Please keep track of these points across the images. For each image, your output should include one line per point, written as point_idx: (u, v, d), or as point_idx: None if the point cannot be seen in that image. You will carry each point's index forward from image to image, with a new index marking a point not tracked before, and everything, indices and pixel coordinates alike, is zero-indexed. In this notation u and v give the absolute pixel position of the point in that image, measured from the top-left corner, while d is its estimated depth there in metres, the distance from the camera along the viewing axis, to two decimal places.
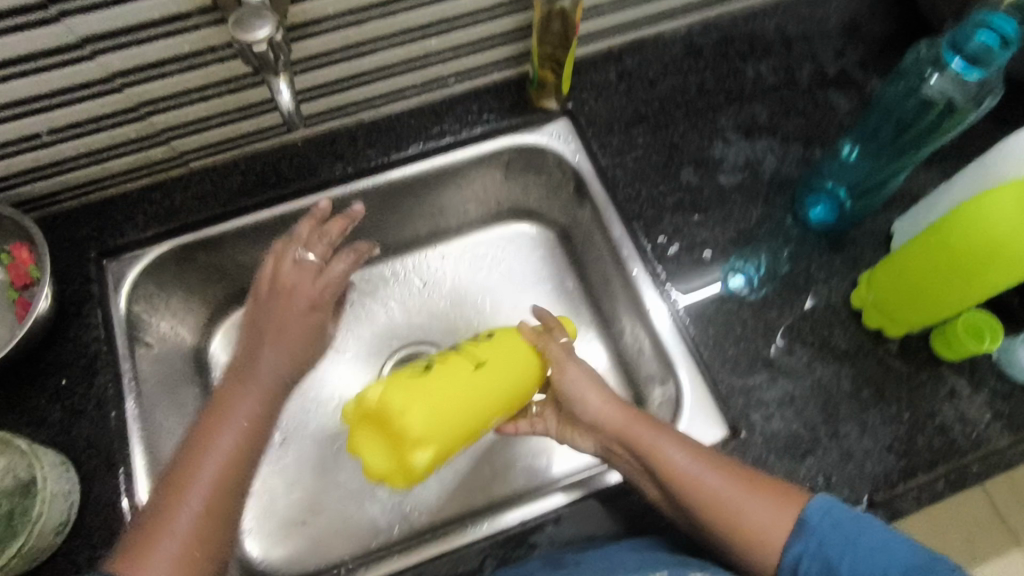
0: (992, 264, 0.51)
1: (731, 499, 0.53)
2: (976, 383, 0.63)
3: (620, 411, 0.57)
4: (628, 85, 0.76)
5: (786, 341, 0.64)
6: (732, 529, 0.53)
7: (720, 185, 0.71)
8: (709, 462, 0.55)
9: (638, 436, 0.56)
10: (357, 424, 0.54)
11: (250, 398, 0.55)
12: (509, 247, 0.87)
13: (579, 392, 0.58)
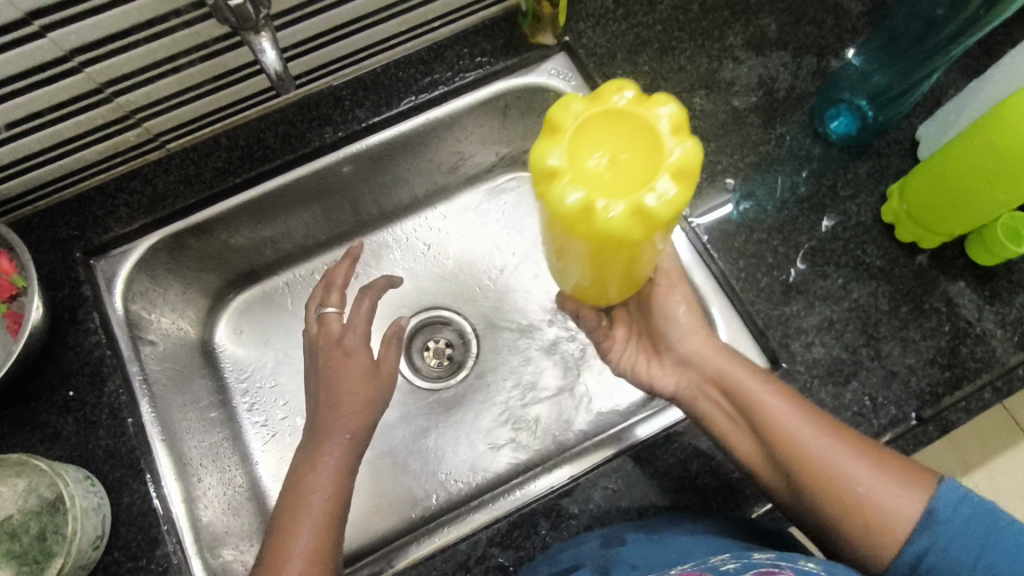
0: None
1: (845, 471, 0.51)
2: (1018, 285, 0.60)
3: (718, 349, 0.57)
4: (627, 9, 0.70)
5: (819, 265, 0.61)
6: (834, 499, 0.51)
7: (735, 107, 0.67)
8: (831, 433, 0.52)
9: (732, 374, 0.56)
10: (574, 140, 0.40)
11: (346, 430, 0.59)
12: (515, 198, 0.84)
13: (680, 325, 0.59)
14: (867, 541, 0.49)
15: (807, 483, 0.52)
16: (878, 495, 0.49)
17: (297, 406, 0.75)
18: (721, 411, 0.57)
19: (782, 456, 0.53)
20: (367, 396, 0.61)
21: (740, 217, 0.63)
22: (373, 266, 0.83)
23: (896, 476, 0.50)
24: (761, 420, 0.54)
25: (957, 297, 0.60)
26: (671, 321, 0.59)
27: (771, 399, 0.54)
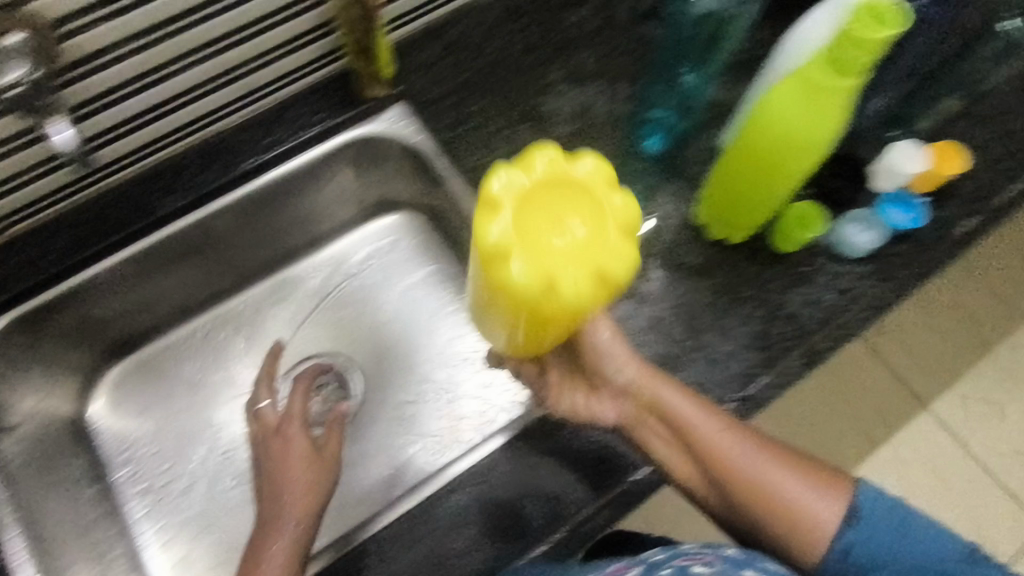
0: (798, 149, 0.54)
1: (778, 483, 0.54)
2: (817, 267, 0.67)
3: (656, 377, 0.57)
4: (455, 57, 0.76)
5: (641, 269, 0.67)
6: (772, 511, 0.54)
7: (557, 136, 0.72)
8: (766, 452, 0.56)
9: (671, 405, 0.56)
10: (521, 219, 0.40)
11: (289, 516, 0.60)
12: (384, 241, 0.88)
13: (614, 361, 0.56)
14: (795, 545, 0.53)
15: (739, 495, 0.55)
16: (801, 500, 0.54)
17: (179, 470, 0.77)
18: (656, 434, 0.58)
19: (725, 477, 0.55)
20: (308, 479, 0.63)
21: None
22: (252, 322, 0.85)
23: (811, 478, 0.55)
24: (699, 442, 0.55)
25: (766, 283, 0.66)
26: (609, 352, 0.56)
27: (707, 423, 0.56)
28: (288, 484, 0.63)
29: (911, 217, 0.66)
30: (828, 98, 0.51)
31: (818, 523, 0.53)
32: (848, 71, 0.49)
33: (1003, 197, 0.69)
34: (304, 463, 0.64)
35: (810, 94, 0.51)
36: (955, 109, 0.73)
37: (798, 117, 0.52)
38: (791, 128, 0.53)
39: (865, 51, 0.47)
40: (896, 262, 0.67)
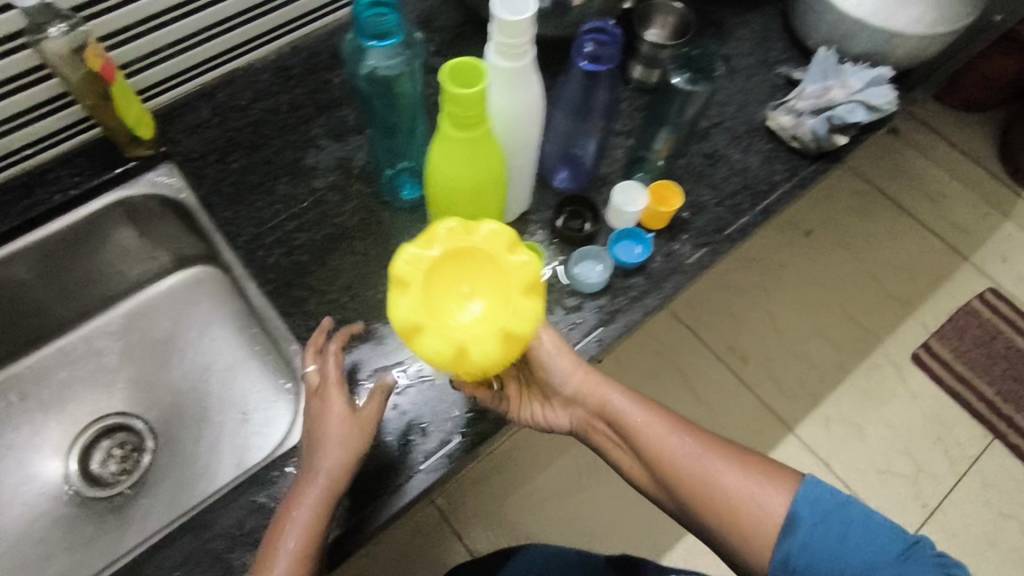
0: (480, 191, 0.61)
1: (712, 481, 0.57)
2: (553, 304, 0.69)
3: (603, 382, 0.62)
4: (222, 117, 0.79)
5: (383, 315, 0.68)
6: (707, 508, 0.57)
7: (315, 188, 0.75)
8: (712, 450, 0.59)
9: (617, 408, 0.61)
10: (451, 270, 0.49)
11: (327, 467, 0.55)
12: (188, 293, 0.90)
13: (551, 362, 0.61)
14: (737, 543, 0.56)
15: (682, 490, 0.58)
16: (742, 494, 0.56)
17: None
18: (608, 439, 0.64)
19: (665, 476, 0.59)
20: (357, 432, 0.57)
21: (311, 283, 0.69)
22: (43, 384, 0.86)
23: (756, 474, 0.57)
24: (643, 443, 0.60)
25: None
26: (556, 358, 0.60)
27: (649, 421, 0.60)
28: (341, 449, 0.56)
29: (640, 248, 0.71)
30: (475, 149, 0.58)
31: (756, 520, 0.55)
32: (473, 128, 0.56)
33: (732, 230, 0.74)
34: (344, 421, 0.57)
35: (461, 152, 0.58)
36: (690, 153, 0.79)
37: (461, 169, 0.59)
38: (462, 179, 0.60)
39: (472, 111, 0.54)
40: (630, 294, 0.69)
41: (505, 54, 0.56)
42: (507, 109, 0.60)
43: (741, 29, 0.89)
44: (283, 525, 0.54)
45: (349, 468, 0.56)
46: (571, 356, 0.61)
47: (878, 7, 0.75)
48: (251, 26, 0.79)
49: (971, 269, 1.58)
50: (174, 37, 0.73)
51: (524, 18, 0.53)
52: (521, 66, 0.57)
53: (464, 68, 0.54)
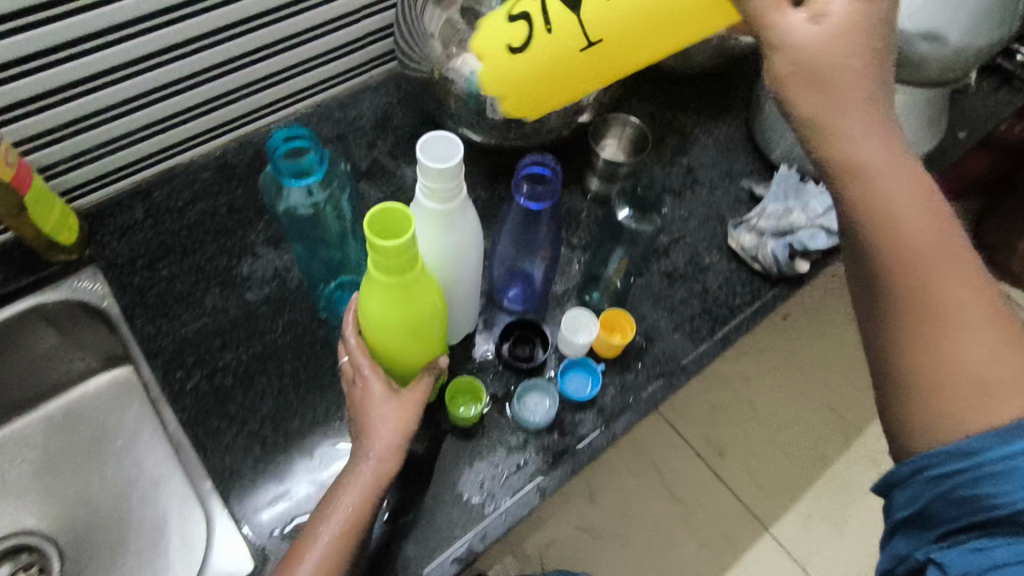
0: (419, 328, 0.57)
1: (955, 338, 0.39)
2: (494, 442, 0.65)
3: (862, 84, 0.38)
4: (155, 219, 0.75)
5: (308, 449, 0.63)
6: (928, 370, 0.39)
7: (247, 301, 0.70)
8: (978, 304, 0.39)
9: (892, 185, 0.38)
10: (534, 66, 0.53)
11: (373, 451, 0.57)
12: (109, 398, 0.83)
13: (831, 122, 0.38)
14: (902, 358, 0.40)
15: (871, 277, 0.40)
16: (974, 352, 0.39)
17: None
18: (875, 207, 0.39)
19: (896, 303, 0.40)
20: (402, 416, 0.58)
21: (234, 412, 0.64)
22: None
23: (1005, 339, 0.39)
24: (862, 179, 0.38)
25: (440, 461, 0.63)
26: (839, 107, 0.38)
27: (912, 207, 0.38)
28: (381, 436, 0.57)
29: (591, 381, 0.67)
30: (406, 292, 0.53)
31: (958, 365, 0.39)
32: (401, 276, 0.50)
33: (687, 360, 0.70)
34: (390, 405, 0.58)
35: (390, 298, 0.53)
36: (650, 271, 0.76)
37: (395, 319, 0.54)
38: (395, 323, 0.55)
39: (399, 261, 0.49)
40: (578, 432, 0.66)
41: (435, 198, 0.55)
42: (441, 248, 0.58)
43: (706, 137, 0.87)
44: (331, 505, 0.55)
45: (397, 451, 0.57)
46: (840, 95, 0.38)
47: None
48: (193, 124, 0.75)
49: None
50: (107, 137, 0.69)
51: (456, 166, 0.52)
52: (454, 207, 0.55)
53: (390, 215, 0.49)
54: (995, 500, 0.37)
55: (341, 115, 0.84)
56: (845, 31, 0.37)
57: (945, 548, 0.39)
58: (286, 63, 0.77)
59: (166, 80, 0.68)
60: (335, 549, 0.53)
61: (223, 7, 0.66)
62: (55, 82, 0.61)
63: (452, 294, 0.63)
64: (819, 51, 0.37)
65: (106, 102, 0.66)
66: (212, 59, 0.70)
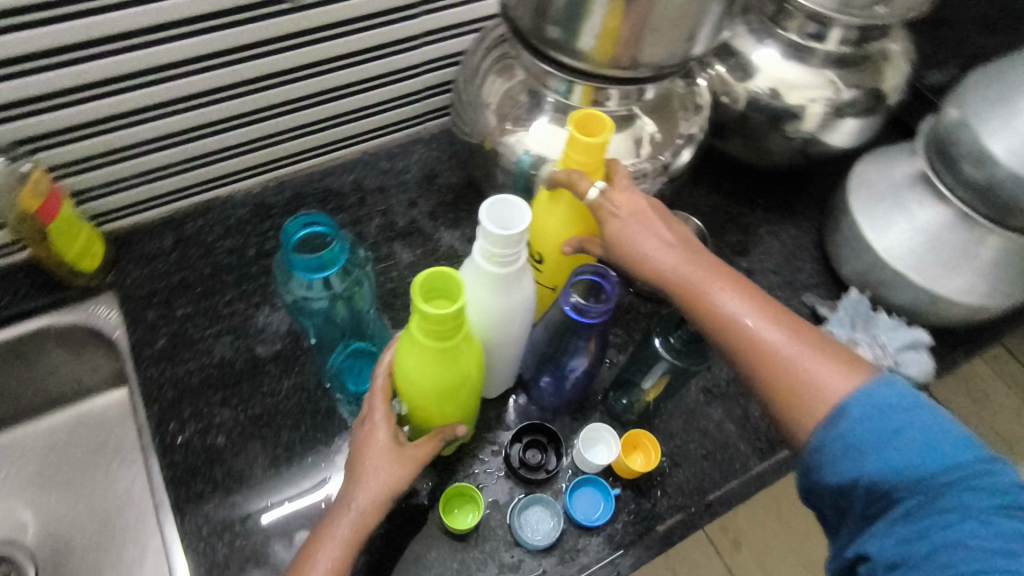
0: (454, 393, 0.52)
1: (798, 366, 0.47)
2: (487, 557, 0.58)
3: (647, 221, 0.54)
4: (182, 252, 0.73)
5: (287, 530, 0.58)
6: (794, 405, 0.46)
7: (257, 355, 0.67)
8: (799, 336, 0.48)
9: (710, 290, 0.51)
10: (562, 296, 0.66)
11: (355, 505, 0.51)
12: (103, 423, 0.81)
13: (632, 238, 0.54)
14: (779, 405, 0.47)
15: (727, 352, 0.50)
16: (809, 370, 0.46)
17: None
18: (696, 305, 0.51)
19: (747, 364, 0.48)
20: (399, 469, 0.52)
21: (218, 477, 0.61)
22: None
23: (828, 356, 0.47)
24: (680, 295, 0.52)
25: (426, 569, 0.57)
26: (636, 236, 0.54)
27: (694, 273, 0.52)
28: (372, 483, 0.51)
29: (603, 504, 0.60)
30: (446, 357, 0.48)
31: (799, 381, 0.46)
32: (443, 340, 0.46)
33: (716, 495, 0.63)
34: (382, 458, 0.52)
35: (428, 360, 0.48)
36: (688, 384, 0.69)
37: (429, 377, 0.50)
38: (429, 386, 0.50)
39: (442, 325, 0.44)
40: (581, 561, 0.59)
41: (492, 260, 0.51)
42: (485, 311, 0.54)
43: (770, 239, 0.81)
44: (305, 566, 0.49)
45: (383, 507, 0.51)
46: (638, 227, 0.54)
47: (923, 264, 0.66)
48: (234, 161, 0.74)
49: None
50: (145, 167, 0.68)
51: (519, 232, 0.50)
52: (509, 272, 0.52)
53: (439, 278, 0.46)
54: (854, 480, 0.42)
55: (387, 166, 0.82)
56: (632, 208, 0.55)
57: (867, 539, 0.42)
58: (338, 110, 0.75)
59: (216, 116, 0.67)
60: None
61: (278, 54, 0.65)
62: (111, 108, 0.61)
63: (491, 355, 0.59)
64: (622, 232, 0.54)
65: (155, 132, 0.65)
66: (261, 102, 0.69)
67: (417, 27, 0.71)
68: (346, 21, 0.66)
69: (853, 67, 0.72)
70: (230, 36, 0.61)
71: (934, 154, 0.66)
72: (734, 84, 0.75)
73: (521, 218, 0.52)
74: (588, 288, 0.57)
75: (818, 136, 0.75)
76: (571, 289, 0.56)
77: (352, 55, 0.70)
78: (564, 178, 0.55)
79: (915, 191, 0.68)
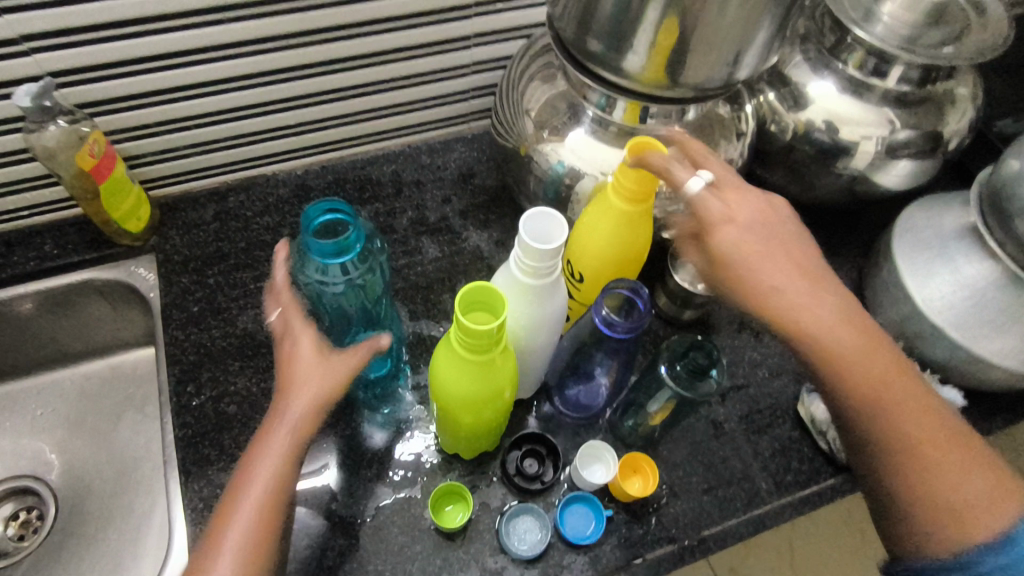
0: (489, 404, 0.51)
1: (937, 453, 0.44)
2: (470, 559, 0.58)
3: (788, 260, 0.47)
4: (221, 223, 0.76)
5: None
6: (921, 491, 0.44)
7: (277, 331, 0.69)
8: (931, 415, 0.46)
9: (839, 336, 0.46)
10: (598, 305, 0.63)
11: (275, 440, 0.46)
12: (128, 378, 0.85)
13: (756, 263, 0.47)
14: (913, 506, 0.44)
15: (865, 433, 0.46)
16: (961, 486, 0.44)
17: None
18: (824, 351, 0.45)
19: (861, 424, 0.46)
20: (319, 374, 0.47)
21: (225, 443, 0.63)
22: None
23: (981, 474, 0.44)
24: (822, 359, 0.45)
25: (408, 561, 0.58)
26: (767, 270, 0.47)
27: (854, 343, 0.45)
28: (297, 397, 0.47)
29: (593, 524, 0.59)
30: (484, 370, 0.48)
31: (942, 492, 0.44)
32: (481, 354, 0.46)
33: (712, 531, 0.61)
34: (308, 368, 0.48)
35: (465, 372, 0.48)
36: (697, 414, 0.67)
37: (465, 387, 0.49)
38: (464, 399, 0.50)
39: (482, 338, 0.44)
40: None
41: (527, 274, 0.51)
42: (518, 322, 0.55)
43: None
44: (232, 509, 0.44)
45: (313, 416, 0.46)
46: (765, 257, 0.47)
47: (963, 320, 0.63)
48: (281, 142, 0.76)
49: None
50: (197, 140, 0.71)
51: (555, 248, 0.49)
52: (542, 284, 0.52)
53: (480, 292, 0.46)
54: None
55: (426, 161, 0.83)
56: (758, 222, 0.49)
57: None
58: (386, 102, 0.77)
59: (268, 97, 0.70)
60: (254, 529, 0.43)
61: (330, 43, 0.67)
62: (171, 79, 0.64)
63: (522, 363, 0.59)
64: (744, 256, 0.47)
65: (209, 107, 0.68)
66: (311, 88, 0.71)
67: (468, 27, 0.72)
68: (400, 16, 0.67)
69: (912, 108, 0.69)
70: (286, 21, 0.63)
71: (988, 205, 0.62)
72: (784, 113, 0.73)
73: (560, 232, 0.52)
74: (622, 304, 0.56)
75: (868, 175, 0.72)
76: (603, 301, 0.55)
77: (402, 50, 0.71)
78: (661, 166, 0.50)
79: (964, 244, 0.65)
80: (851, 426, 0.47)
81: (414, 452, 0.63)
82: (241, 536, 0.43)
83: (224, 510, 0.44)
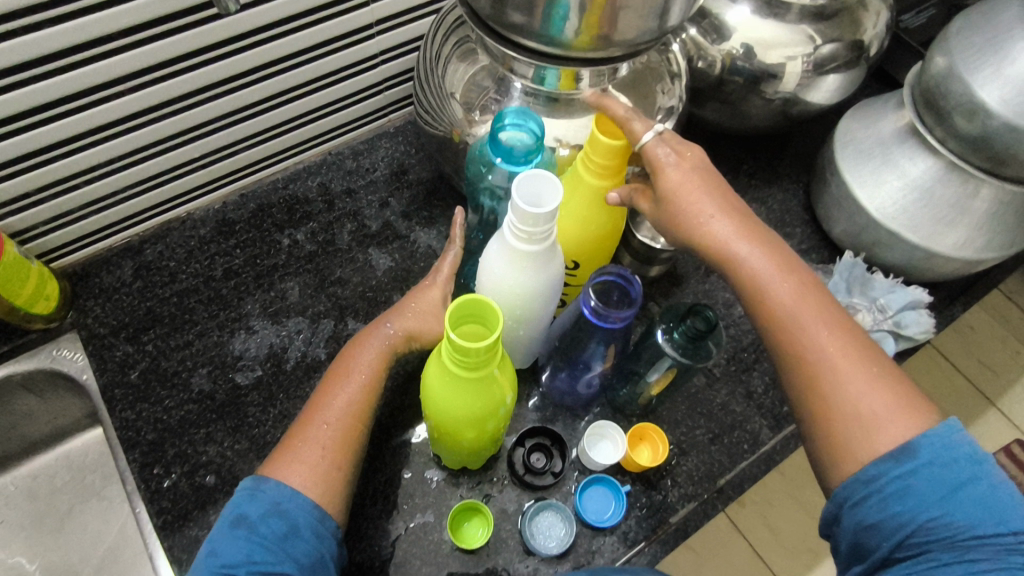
0: (491, 419, 0.48)
1: (838, 368, 0.44)
2: (501, 568, 0.57)
3: (723, 195, 0.50)
4: (144, 281, 0.68)
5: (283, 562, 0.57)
6: (821, 407, 0.44)
7: (237, 384, 0.64)
8: (843, 338, 0.45)
9: (747, 256, 0.48)
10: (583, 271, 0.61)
11: (372, 351, 0.54)
12: (77, 469, 0.74)
13: (690, 195, 0.50)
14: (814, 406, 0.45)
15: (779, 348, 0.47)
16: (866, 395, 0.43)
17: None
18: (741, 272, 0.48)
19: (777, 346, 0.47)
20: (426, 312, 0.56)
21: (212, 520, 0.58)
22: None
23: (893, 391, 0.43)
24: (751, 283, 0.48)
25: None
26: (696, 196, 0.50)
27: (772, 268, 0.47)
28: (398, 318, 0.56)
29: (613, 503, 0.59)
30: (487, 383, 0.45)
31: (846, 400, 0.43)
32: (482, 368, 0.43)
33: (726, 479, 0.62)
34: (420, 309, 0.56)
35: (468, 390, 0.45)
36: None
37: (466, 407, 0.46)
38: (470, 416, 0.47)
39: (487, 351, 0.41)
40: (596, 560, 0.58)
41: (524, 239, 0.48)
42: (507, 288, 0.52)
43: (758, 205, 0.78)
44: (329, 393, 0.52)
45: (405, 341, 0.55)
46: (704, 190, 0.50)
47: (917, 222, 0.64)
48: (186, 178, 0.69)
49: (995, 416, 1.22)
50: (91, 196, 0.63)
51: (551, 210, 0.46)
52: (542, 248, 0.49)
53: (471, 304, 0.43)
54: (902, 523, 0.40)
55: (352, 165, 0.77)
56: (700, 161, 0.52)
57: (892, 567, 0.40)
58: (291, 112, 0.70)
59: (162, 134, 0.62)
60: (343, 417, 0.51)
61: (221, 59, 0.60)
62: (45, 136, 0.55)
63: (518, 334, 0.57)
64: (673, 184, 0.50)
65: (97, 158, 0.60)
66: (209, 113, 0.64)
67: (368, 15, 0.66)
68: (288, 17, 0.60)
69: (832, 20, 0.69)
70: (160, 48, 0.55)
71: (925, 106, 0.63)
72: (709, 47, 0.71)
73: (555, 192, 0.48)
74: (609, 294, 0.54)
75: (800, 96, 0.71)
76: (591, 291, 0.53)
77: (300, 53, 0.65)
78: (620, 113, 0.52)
79: (905, 147, 0.66)
80: (772, 345, 0.48)
81: (418, 476, 0.60)
82: (333, 425, 0.50)
83: (311, 413, 0.51)
